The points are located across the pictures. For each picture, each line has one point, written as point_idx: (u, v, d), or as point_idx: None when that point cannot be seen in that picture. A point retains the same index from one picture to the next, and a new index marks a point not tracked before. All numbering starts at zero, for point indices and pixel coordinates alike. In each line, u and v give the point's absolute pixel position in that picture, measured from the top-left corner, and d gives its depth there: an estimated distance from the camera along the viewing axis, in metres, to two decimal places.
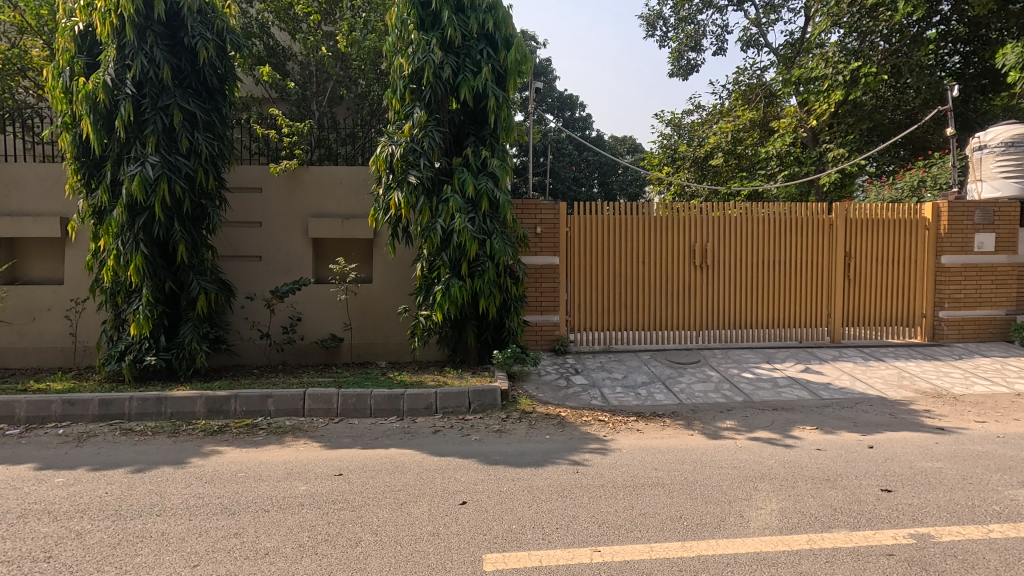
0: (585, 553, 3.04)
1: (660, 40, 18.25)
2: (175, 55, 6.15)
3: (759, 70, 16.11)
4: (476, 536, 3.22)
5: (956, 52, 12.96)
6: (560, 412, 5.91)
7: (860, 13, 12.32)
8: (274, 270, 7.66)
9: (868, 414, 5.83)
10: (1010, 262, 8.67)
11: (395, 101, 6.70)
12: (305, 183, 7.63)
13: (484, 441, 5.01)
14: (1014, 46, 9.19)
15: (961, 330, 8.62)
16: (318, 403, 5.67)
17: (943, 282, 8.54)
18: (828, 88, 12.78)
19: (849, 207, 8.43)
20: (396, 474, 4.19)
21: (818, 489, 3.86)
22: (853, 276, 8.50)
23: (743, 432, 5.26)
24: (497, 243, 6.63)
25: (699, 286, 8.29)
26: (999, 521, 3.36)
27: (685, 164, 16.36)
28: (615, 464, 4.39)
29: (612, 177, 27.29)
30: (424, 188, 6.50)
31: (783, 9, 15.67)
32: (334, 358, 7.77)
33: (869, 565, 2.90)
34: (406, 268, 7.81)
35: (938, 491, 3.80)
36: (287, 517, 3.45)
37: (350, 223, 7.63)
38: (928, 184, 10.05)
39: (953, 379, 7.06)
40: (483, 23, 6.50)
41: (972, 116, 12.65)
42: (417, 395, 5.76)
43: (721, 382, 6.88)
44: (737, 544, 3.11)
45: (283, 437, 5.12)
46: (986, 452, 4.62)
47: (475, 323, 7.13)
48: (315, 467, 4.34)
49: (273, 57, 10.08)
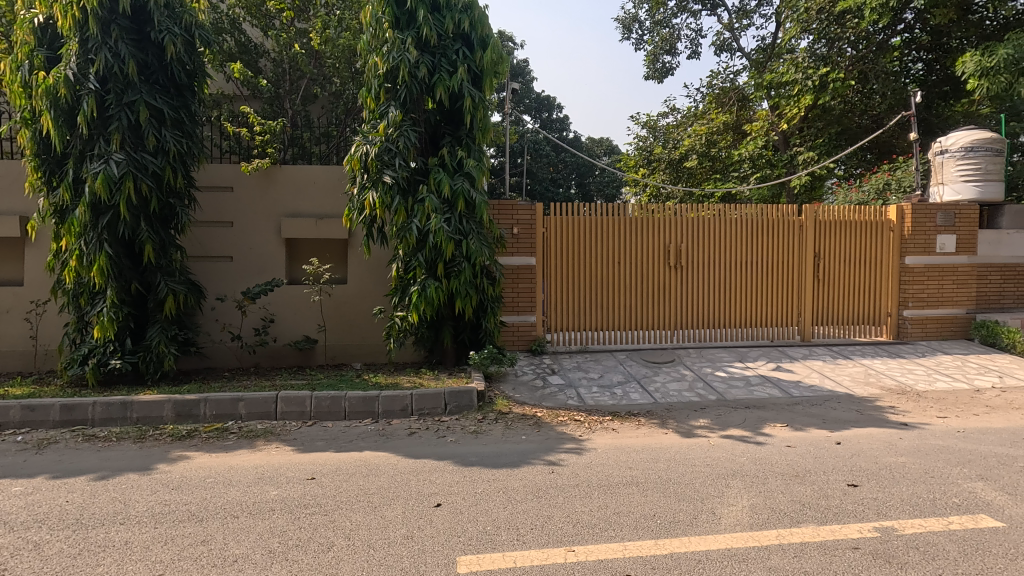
0: (559, 553, 3.04)
1: (636, 43, 18.44)
2: (141, 50, 5.99)
3: (732, 73, 16.38)
4: (450, 538, 3.20)
5: (919, 59, 13.23)
6: (537, 412, 5.93)
7: (828, 21, 12.70)
8: (246, 271, 7.51)
9: (836, 411, 5.98)
10: (970, 263, 8.98)
11: (370, 100, 6.63)
12: (278, 183, 7.50)
13: (459, 442, 4.98)
14: (972, 55, 9.49)
15: (925, 329, 8.89)
16: (290, 406, 5.57)
17: (907, 282, 8.81)
18: (799, 92, 13.12)
19: (818, 209, 8.64)
20: (370, 478, 4.15)
21: (787, 485, 3.94)
22: (822, 276, 8.71)
23: (715, 430, 5.34)
24: (474, 243, 6.59)
25: (673, 286, 8.39)
26: (958, 513, 3.47)
27: (660, 166, 16.46)
28: (590, 464, 4.41)
29: (590, 179, 27.57)
30: (399, 188, 6.45)
31: (755, 15, 15.97)
32: (308, 360, 7.65)
33: (836, 558, 2.96)
34: (381, 268, 7.73)
35: (901, 485, 3.91)
36: (257, 523, 3.38)
37: (324, 223, 7.52)
38: (893, 187, 10.38)
39: (917, 375, 7.28)
40: (459, 23, 6.47)
41: (934, 121, 13.18)
42: (393, 397, 5.71)
43: (695, 381, 6.96)
44: (708, 541, 3.15)
45: (254, 441, 5.03)
46: (946, 447, 4.78)
47: (451, 324, 7.10)
48: (286, 471, 4.27)
49: (245, 54, 9.88)
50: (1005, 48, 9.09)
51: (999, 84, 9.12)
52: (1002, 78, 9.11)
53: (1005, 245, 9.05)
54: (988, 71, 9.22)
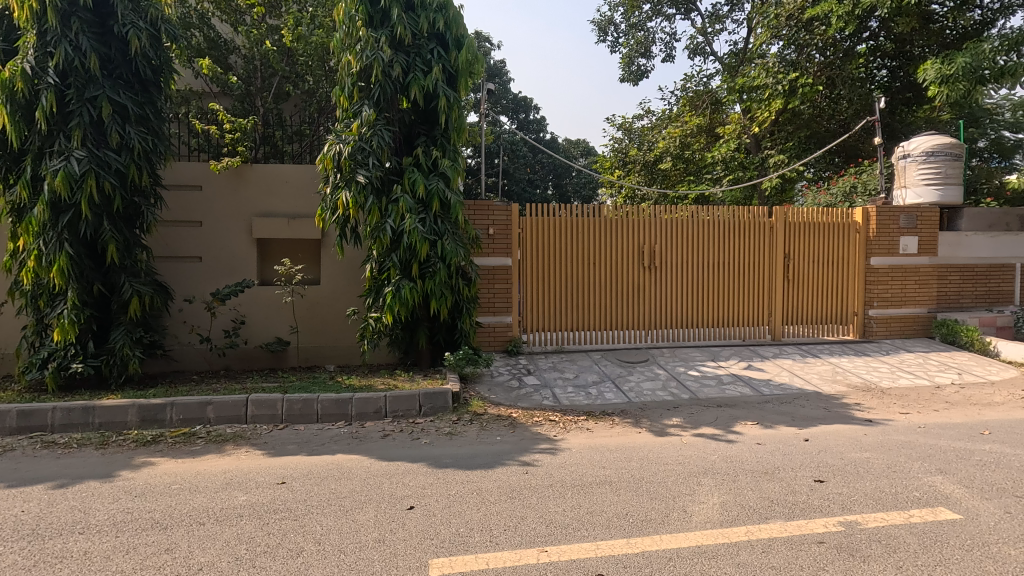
0: (532, 553, 3.04)
1: (612, 46, 18.59)
2: (104, 44, 5.81)
3: (705, 77, 16.63)
4: (423, 541, 3.18)
5: (884, 66, 13.60)
6: (512, 412, 5.94)
7: (797, 27, 13.02)
8: (216, 271, 7.34)
9: (805, 408, 6.12)
10: (931, 263, 9.28)
11: (343, 99, 6.55)
12: (248, 182, 7.36)
13: (434, 444, 4.96)
14: (934, 62, 9.73)
15: (889, 328, 9.16)
16: (261, 410, 5.47)
17: (872, 282, 9.07)
18: (770, 96, 13.48)
19: (787, 211, 8.83)
20: (343, 481, 4.09)
21: (756, 482, 4.01)
22: (791, 276, 8.90)
23: (688, 429, 5.41)
24: (449, 243, 6.55)
25: (647, 286, 8.48)
26: (919, 507, 3.58)
27: (635, 168, 16.63)
28: (564, 464, 4.43)
29: (567, 180, 27.83)
30: (373, 188, 6.39)
31: (728, 20, 16.24)
32: (280, 362, 7.53)
33: (802, 553, 3.03)
34: (355, 268, 7.64)
35: (866, 480, 4.02)
36: (224, 529, 3.30)
37: (296, 222, 7.40)
38: (859, 190, 10.66)
39: (882, 373, 7.50)
40: (433, 22, 6.42)
41: (897, 126, 13.63)
42: (367, 399, 5.65)
43: (669, 380, 7.05)
44: (679, 538, 3.19)
45: (223, 445, 4.91)
46: (908, 442, 4.93)
47: (427, 325, 7.06)
48: (255, 476, 4.18)
49: (214, 50, 9.64)
50: (964, 56, 9.35)
51: (958, 91, 9.47)
52: (961, 86, 9.45)
53: (963, 246, 9.38)
54: (948, 79, 9.52)
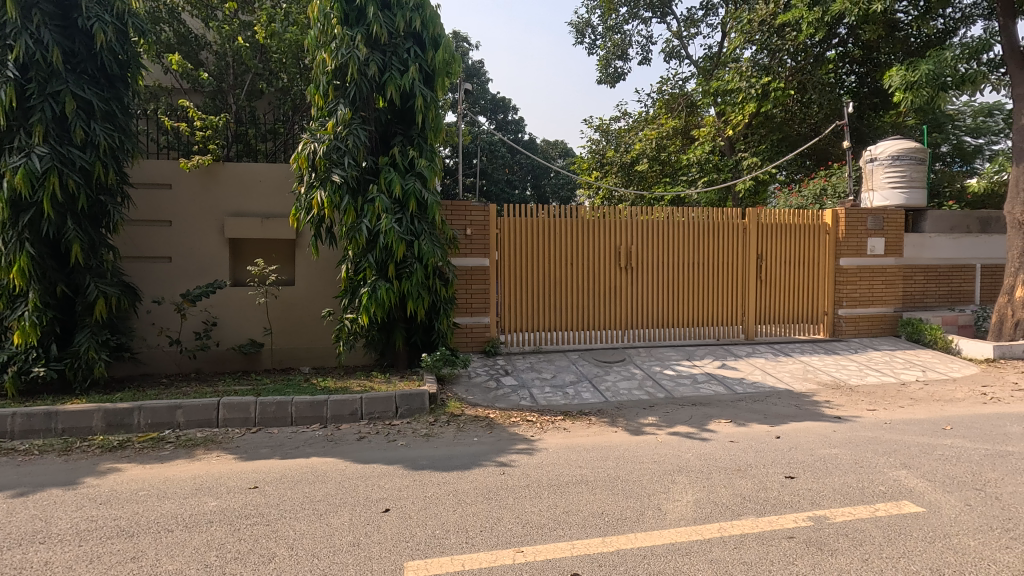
0: (508, 554, 3.05)
1: (589, 48, 18.71)
2: (67, 37, 5.63)
3: (681, 80, 16.81)
4: (399, 544, 3.15)
5: (852, 72, 13.89)
6: (489, 413, 5.93)
7: (769, 32, 13.29)
8: (186, 272, 7.18)
9: (776, 406, 6.25)
10: (897, 264, 9.55)
11: (318, 97, 6.47)
12: (220, 180, 7.21)
13: (411, 446, 4.93)
14: (898, 69, 10.03)
15: (857, 326, 9.40)
16: (233, 413, 5.36)
17: (841, 282, 9.31)
18: (743, 100, 13.72)
19: (760, 212, 9.00)
20: (317, 484, 4.04)
21: (729, 479, 4.08)
22: (764, 276, 9.08)
23: (663, 427, 5.48)
24: (425, 244, 6.51)
25: (623, 286, 8.56)
26: (884, 500, 3.69)
27: (613, 169, 16.85)
28: (541, 464, 4.44)
29: (545, 180, 27.97)
30: (348, 187, 6.32)
31: (702, 24, 16.48)
32: (253, 364, 7.39)
33: (773, 548, 3.08)
34: (331, 269, 7.54)
35: (834, 476, 4.13)
36: (193, 536, 3.23)
37: (270, 222, 7.29)
38: (829, 192, 10.91)
39: (850, 371, 7.70)
40: (410, 21, 6.38)
41: (865, 130, 14.17)
42: (342, 401, 5.58)
43: (645, 380, 7.13)
44: (654, 536, 3.23)
45: (193, 450, 4.81)
46: (875, 437, 5.07)
47: (403, 326, 7.01)
48: (226, 481, 4.10)
49: (184, 46, 9.42)
50: (926, 64, 9.67)
51: (922, 97, 9.80)
52: (924, 92, 9.77)
53: (927, 248, 9.68)
54: (912, 85, 9.83)
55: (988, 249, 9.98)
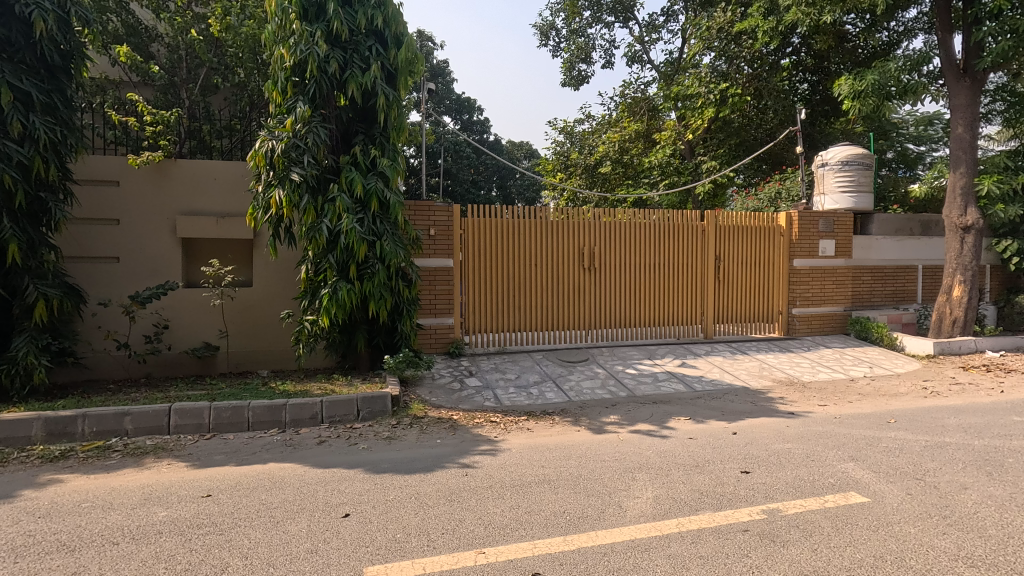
0: (469, 556, 3.03)
1: (553, 51, 18.86)
2: (3, 25, 5.33)
3: (643, 84, 17.08)
4: (358, 549, 3.10)
5: (805, 80, 14.40)
6: (453, 415, 5.90)
7: (727, 40, 13.74)
8: (136, 273, 6.88)
9: (733, 403, 6.43)
10: (847, 265, 9.97)
11: (276, 93, 6.32)
12: (173, 177, 6.95)
13: (372, 449, 4.85)
14: (847, 78, 10.43)
15: (810, 325, 9.76)
16: (185, 419, 5.17)
17: (795, 282, 9.65)
18: (702, 105, 14.09)
19: (719, 215, 9.24)
20: (274, 491, 3.93)
21: (688, 475, 4.17)
22: (722, 277, 9.33)
23: (625, 426, 5.56)
24: (388, 244, 6.42)
25: (587, 286, 8.65)
26: (833, 492, 3.84)
27: (577, 171, 17.10)
28: (504, 465, 4.45)
29: (510, 181, 28.04)
30: (308, 186, 6.19)
31: (663, 30, 16.80)
32: (208, 368, 7.15)
33: (728, 541, 3.17)
34: (290, 270, 7.36)
35: (787, 469, 4.27)
36: (140, 548, 3.10)
37: (226, 221, 7.07)
38: (783, 196, 11.30)
39: (803, 368, 7.99)
40: (372, 18, 6.28)
41: (817, 136, 14.71)
42: (301, 405, 5.45)
43: (608, 379, 7.23)
44: (615, 533, 3.27)
45: (142, 458, 4.61)
46: (825, 432, 5.27)
47: (365, 328, 6.90)
48: (177, 490, 3.94)
49: (134, 37, 9.07)
50: (873, 74, 10.02)
51: (868, 106, 10.22)
52: (870, 101, 10.19)
53: (874, 249, 10.13)
54: (859, 94, 10.24)
55: (930, 250, 10.52)
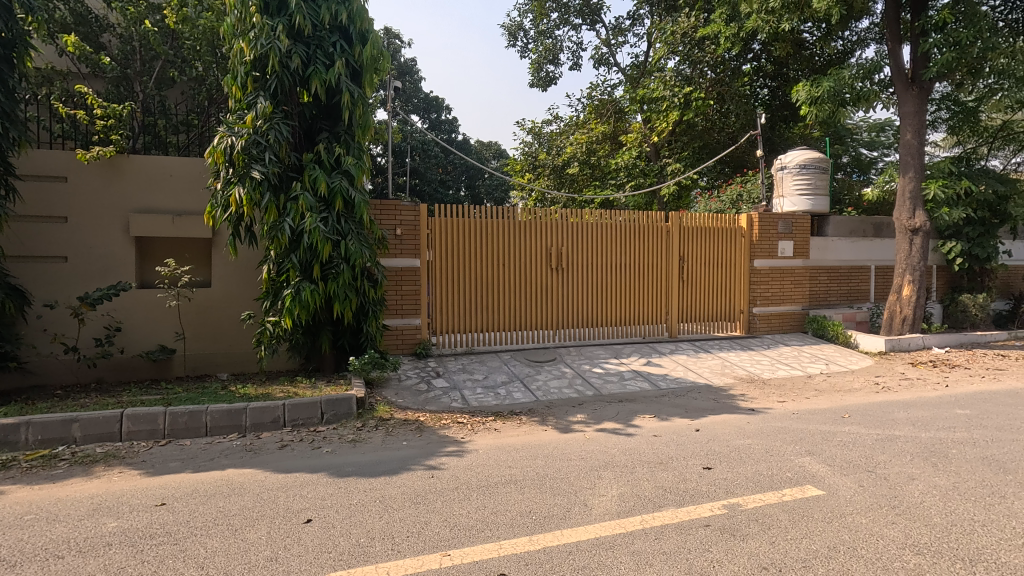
0: (434, 558, 3.01)
1: (521, 51, 18.90)
2: None
3: (610, 86, 17.24)
4: (320, 555, 3.03)
5: (765, 85, 14.77)
6: (420, 416, 5.84)
7: (690, 44, 14.05)
8: (85, 273, 6.58)
9: (697, 400, 6.57)
10: (805, 265, 10.29)
11: (235, 88, 6.15)
12: (124, 173, 6.68)
13: (337, 452, 4.76)
14: (804, 84, 10.77)
15: (770, 323, 10.05)
16: (139, 425, 4.97)
17: (756, 282, 9.92)
18: (667, 108, 14.36)
19: (683, 216, 9.41)
20: (232, 498, 3.81)
21: (651, 472, 4.24)
22: (686, 277, 9.51)
23: (591, 425, 5.60)
24: (353, 244, 6.31)
25: (554, 286, 8.69)
26: (790, 486, 3.96)
27: (545, 171, 17.22)
28: (470, 466, 4.42)
29: (479, 181, 27.95)
30: (269, 184, 6.04)
31: (629, 33, 17.03)
32: (163, 372, 6.89)
33: (690, 537, 3.23)
34: (250, 269, 7.16)
35: (747, 464, 4.38)
36: (87, 561, 2.96)
37: (182, 219, 6.83)
38: (744, 198, 11.58)
39: (763, 365, 8.22)
40: (336, 14, 6.16)
41: (777, 141, 15.16)
42: (263, 409, 5.31)
43: (575, 378, 7.28)
44: (580, 532, 3.29)
45: (91, 467, 4.41)
46: (784, 427, 5.43)
47: (330, 329, 6.77)
48: (129, 499, 3.79)
49: (83, 26, 8.68)
50: (828, 81, 10.38)
51: (824, 112, 10.58)
52: (826, 107, 10.55)
53: (830, 250, 10.50)
54: (816, 100, 10.60)
55: (881, 251, 10.97)
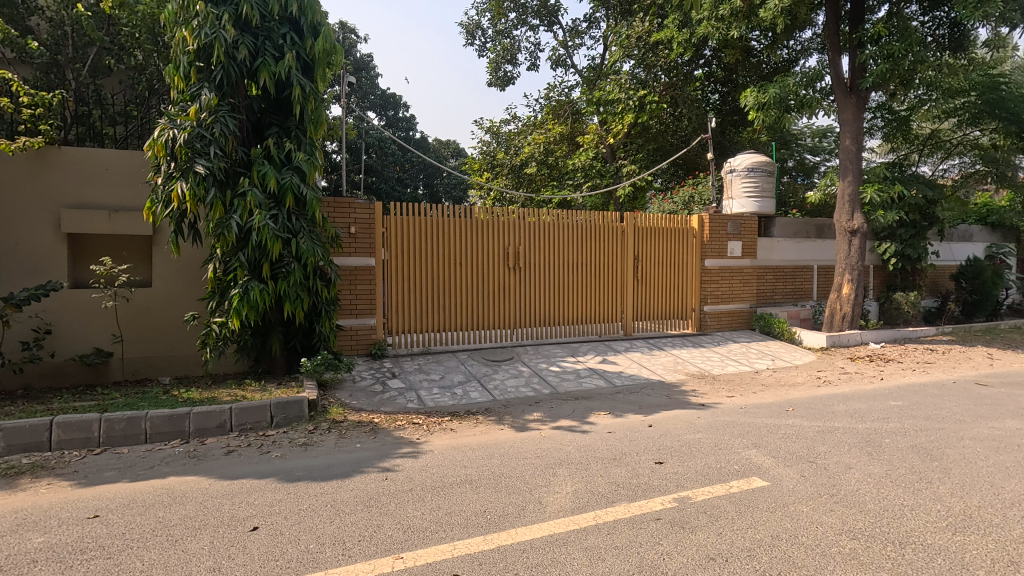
0: (386, 562, 2.95)
1: (478, 50, 18.85)
2: None
3: (567, 88, 17.39)
4: (266, 563, 2.93)
5: (716, 91, 15.20)
6: (375, 418, 5.73)
7: (645, 48, 14.38)
8: (9, 272, 6.15)
9: (650, 397, 6.72)
10: (752, 265, 10.67)
11: (178, 79, 5.88)
12: (55, 166, 6.28)
13: (286, 457, 4.62)
14: (752, 90, 11.14)
15: (720, 321, 10.38)
16: (71, 433, 4.68)
17: (707, 281, 10.23)
18: (623, 110, 14.61)
19: (637, 216, 9.59)
20: (173, 507, 3.63)
21: (605, 468, 4.29)
22: (640, 276, 9.70)
23: (547, 422, 5.64)
24: (304, 242, 6.13)
25: (511, 286, 8.70)
26: (737, 478, 4.09)
27: (503, 171, 17.22)
28: (425, 467, 4.38)
29: (437, 180, 27.71)
30: (215, 179, 5.80)
31: (586, 36, 17.24)
32: (100, 377, 6.53)
33: (642, 531, 3.28)
34: (194, 268, 6.85)
35: (697, 458, 4.50)
36: None
37: (119, 216, 6.48)
38: (696, 200, 11.89)
39: (713, 362, 8.48)
40: (286, 5, 5.97)
41: (727, 144, 15.67)
42: (207, 413, 5.08)
43: (532, 376, 7.32)
44: (534, 529, 3.30)
45: (15, 479, 4.12)
46: (732, 421, 5.61)
47: (280, 329, 6.56)
48: (58, 512, 3.55)
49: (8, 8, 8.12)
50: (774, 87, 10.80)
51: (771, 117, 10.95)
52: (772, 112, 10.95)
53: (776, 250, 10.93)
54: (763, 106, 10.98)
55: (823, 251, 11.50)
